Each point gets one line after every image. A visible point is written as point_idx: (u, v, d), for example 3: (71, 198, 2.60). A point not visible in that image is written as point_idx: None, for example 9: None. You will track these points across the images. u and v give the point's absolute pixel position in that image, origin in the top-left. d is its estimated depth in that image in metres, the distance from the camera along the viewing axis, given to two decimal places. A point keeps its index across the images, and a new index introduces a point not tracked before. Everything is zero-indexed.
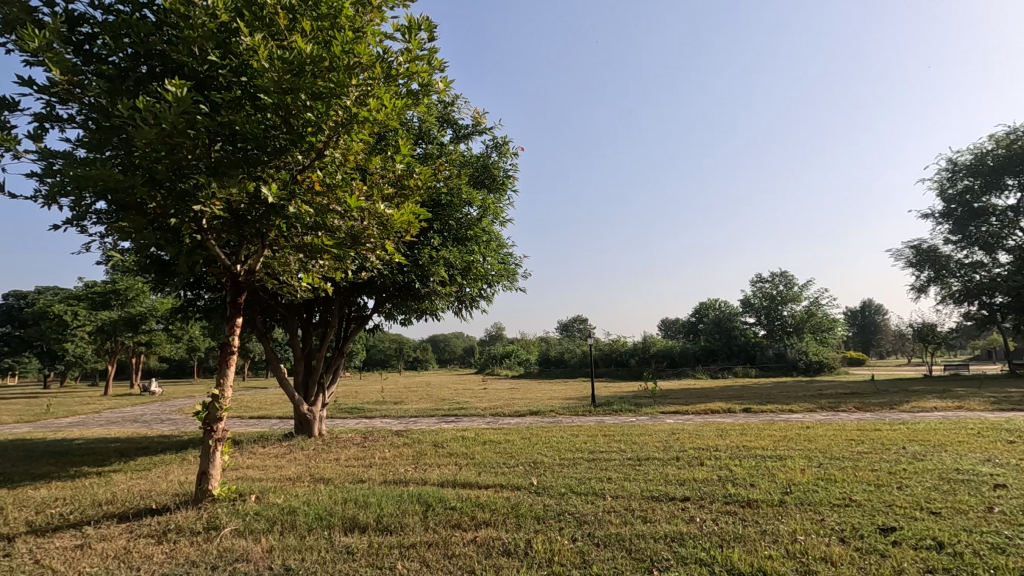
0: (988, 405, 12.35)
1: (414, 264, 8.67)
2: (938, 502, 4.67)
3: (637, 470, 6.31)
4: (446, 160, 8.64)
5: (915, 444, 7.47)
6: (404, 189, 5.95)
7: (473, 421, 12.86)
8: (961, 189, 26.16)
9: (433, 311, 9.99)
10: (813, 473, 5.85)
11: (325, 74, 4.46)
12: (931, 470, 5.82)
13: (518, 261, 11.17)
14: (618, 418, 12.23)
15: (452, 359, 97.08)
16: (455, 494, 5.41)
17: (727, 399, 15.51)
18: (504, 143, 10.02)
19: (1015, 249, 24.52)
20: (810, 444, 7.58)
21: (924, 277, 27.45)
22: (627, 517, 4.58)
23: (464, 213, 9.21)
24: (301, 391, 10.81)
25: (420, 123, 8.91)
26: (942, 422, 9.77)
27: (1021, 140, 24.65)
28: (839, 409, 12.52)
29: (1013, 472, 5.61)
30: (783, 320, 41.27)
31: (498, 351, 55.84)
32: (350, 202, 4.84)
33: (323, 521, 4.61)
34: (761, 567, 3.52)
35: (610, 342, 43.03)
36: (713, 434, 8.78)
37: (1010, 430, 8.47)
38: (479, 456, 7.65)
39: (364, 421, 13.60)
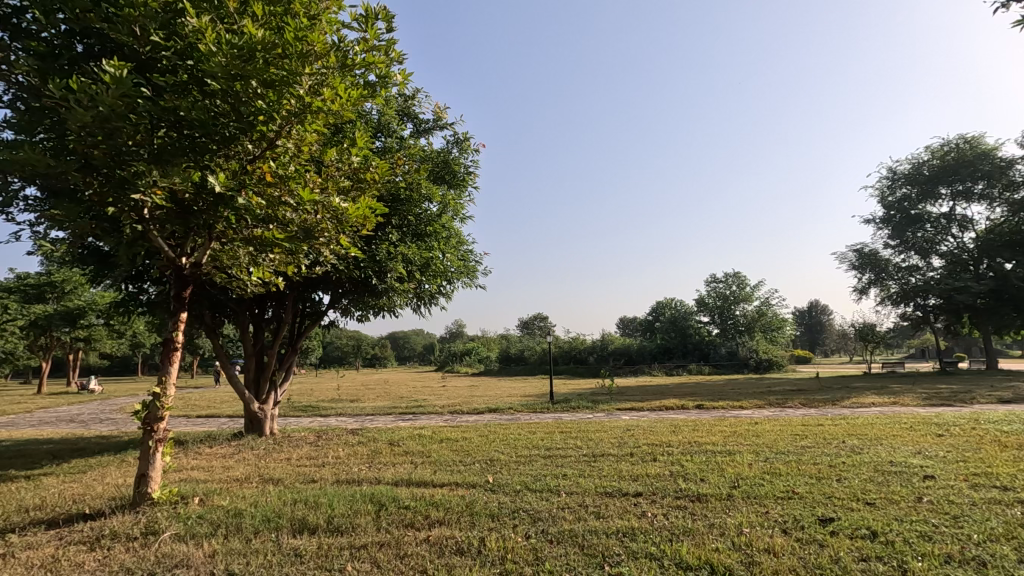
0: (920, 401, 13.08)
1: (370, 260, 8.49)
2: (873, 493, 4.92)
3: (592, 466, 6.40)
4: (405, 154, 8.51)
5: (854, 438, 7.84)
6: (361, 182, 5.84)
7: (431, 419, 12.71)
8: (900, 196, 27.59)
9: (391, 307, 9.85)
10: (760, 467, 6.08)
11: (277, 61, 4.31)
12: (868, 462, 6.13)
13: (478, 258, 11.14)
14: (575, 415, 12.37)
15: (412, 357, 96.07)
16: (410, 494, 5.33)
17: (682, 397, 15.92)
18: (466, 139, 9.94)
19: (946, 254, 26.18)
20: (758, 439, 7.88)
21: (866, 280, 28.86)
22: (581, 513, 4.63)
23: (423, 209, 9.08)
24: (251, 390, 10.46)
25: (379, 116, 8.75)
26: (878, 418, 10.29)
27: (953, 152, 26.24)
28: (786, 405, 13.02)
29: (940, 464, 5.97)
30: (736, 319, 42.63)
31: (459, 349, 55.70)
32: (303, 195, 4.72)
33: (270, 523, 4.47)
34: (707, 559, 3.62)
35: (570, 340, 43.58)
36: (667, 430, 9.00)
37: (939, 424, 9.02)
38: (435, 454, 7.57)
39: (319, 420, 13.28)
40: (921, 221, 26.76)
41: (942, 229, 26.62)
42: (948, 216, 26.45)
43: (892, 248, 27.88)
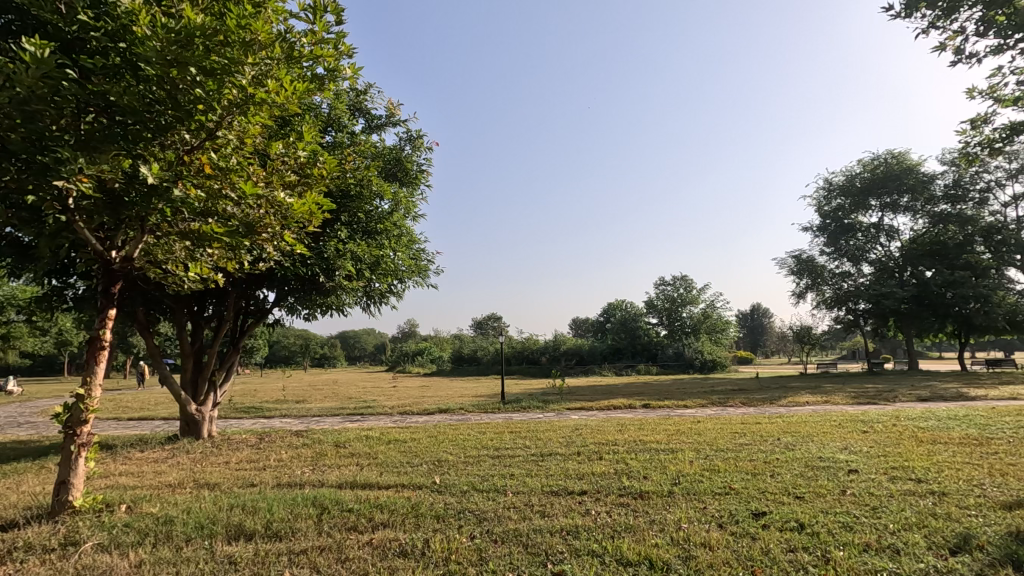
0: (849, 400, 13.92)
1: (318, 257, 8.23)
2: (803, 487, 5.19)
3: (540, 466, 6.45)
4: (355, 151, 8.34)
5: (787, 435, 8.24)
6: (307, 177, 5.68)
7: (380, 420, 12.51)
8: (835, 206, 29.19)
9: (339, 306, 9.63)
10: (700, 465, 6.28)
11: (218, 49, 4.11)
12: (799, 458, 6.47)
13: (430, 258, 11.04)
14: (525, 415, 12.42)
15: (363, 357, 94.35)
16: (353, 496, 5.23)
17: (631, 396, 16.24)
18: (419, 136, 9.83)
19: (875, 262, 27.88)
20: (699, 437, 8.15)
21: (803, 284, 30.40)
22: (526, 512, 4.67)
23: (374, 206, 8.91)
24: (188, 390, 9.98)
25: (330, 110, 8.55)
26: (812, 416, 10.83)
27: (882, 165, 28.03)
28: (727, 404, 13.54)
29: (864, 459, 6.36)
30: (683, 321, 44.00)
31: (410, 349, 55.10)
32: (245, 188, 4.56)
33: (203, 530, 4.28)
34: (647, 555, 3.72)
35: (523, 341, 43.95)
36: (613, 429, 9.18)
37: (865, 422, 9.57)
38: (382, 456, 7.45)
39: (262, 421, 12.83)
40: (853, 230, 28.40)
41: (872, 237, 28.32)
42: (877, 226, 28.16)
43: (827, 255, 29.44)
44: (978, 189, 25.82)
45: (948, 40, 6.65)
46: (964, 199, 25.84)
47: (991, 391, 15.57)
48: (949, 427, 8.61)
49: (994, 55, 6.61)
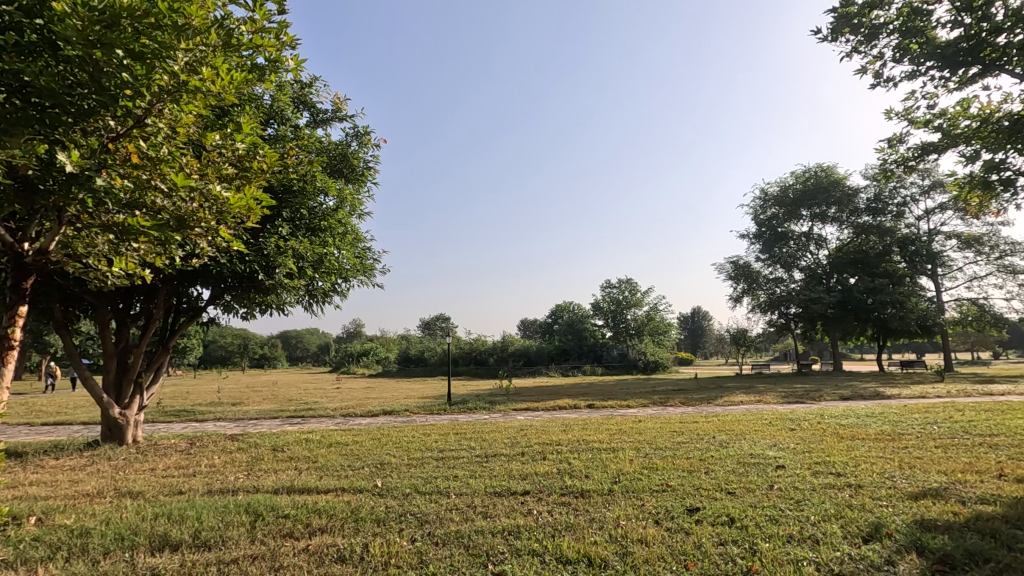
0: (780, 399, 14.68)
1: (257, 253, 7.89)
2: (734, 482, 5.44)
3: (484, 467, 6.46)
4: (298, 145, 8.08)
5: (721, 433, 8.61)
6: (246, 171, 5.46)
7: (321, 423, 12.17)
8: (769, 216, 30.74)
9: (279, 305, 9.29)
10: (639, 463, 6.46)
11: (148, 32, 3.89)
12: (732, 455, 6.76)
13: (376, 257, 10.85)
14: (471, 416, 12.40)
15: (306, 357, 91.58)
16: (290, 501, 5.06)
17: (576, 397, 16.48)
18: (366, 133, 9.65)
19: (805, 268, 29.53)
20: (640, 436, 8.38)
21: (740, 289, 31.80)
22: (469, 513, 4.66)
23: (318, 202, 8.66)
24: (111, 393, 9.34)
25: (272, 101, 8.25)
26: (745, 414, 11.33)
27: (813, 178, 29.78)
28: (667, 404, 14.02)
29: (791, 455, 6.73)
30: (627, 323, 45.15)
31: (355, 350, 53.95)
32: (176, 179, 4.32)
33: (124, 541, 4.03)
34: (586, 552, 3.79)
35: (470, 341, 43.93)
36: (557, 429, 9.32)
37: (792, 419, 10.14)
38: (322, 459, 7.25)
39: (193, 425, 12.20)
40: (786, 238, 30.00)
41: (803, 245, 30.01)
42: (807, 235, 29.88)
43: (762, 262, 30.94)
44: (896, 203, 27.89)
45: (869, 64, 7.16)
46: (884, 212, 27.84)
47: (903, 390, 16.88)
48: (866, 424, 9.24)
49: (907, 80, 7.18)
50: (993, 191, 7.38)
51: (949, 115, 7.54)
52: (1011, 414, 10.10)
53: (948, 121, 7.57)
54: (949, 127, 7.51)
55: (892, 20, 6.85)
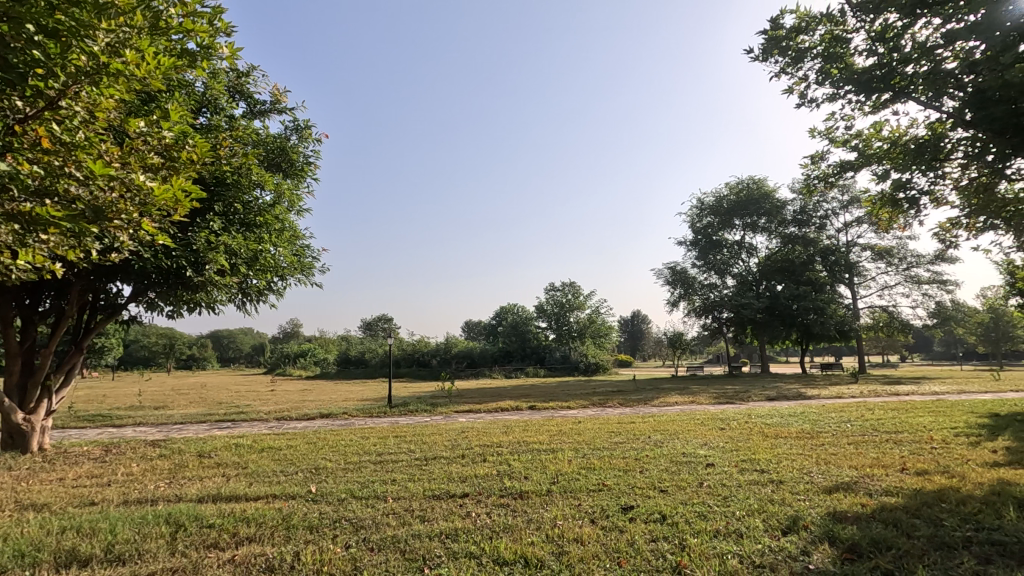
0: (711, 399, 15.36)
1: (185, 248, 7.45)
2: (667, 481, 5.64)
3: (423, 470, 6.39)
4: (233, 135, 7.71)
5: (656, 433, 8.90)
6: (173, 161, 5.16)
7: (253, 427, 11.66)
8: (705, 224, 32.15)
9: (209, 303, 8.83)
10: (577, 463, 6.58)
11: (64, 7, 3.61)
12: (666, 454, 7.01)
13: (315, 255, 10.55)
14: (411, 419, 12.22)
15: (238, 357, 87.52)
16: (215, 510, 4.81)
17: (517, 398, 16.57)
18: (306, 127, 9.35)
19: (737, 275, 31.06)
20: (580, 437, 8.53)
21: (677, 294, 33.02)
22: (406, 518, 4.59)
23: (253, 197, 8.32)
24: (14, 397, 8.58)
25: (205, 89, 7.85)
26: (679, 415, 11.77)
27: (745, 189, 31.36)
28: (607, 405, 14.35)
29: (720, 453, 7.05)
30: (570, 326, 45.90)
31: (292, 351, 52.04)
32: (93, 168, 4.01)
33: (25, 559, 3.71)
34: (522, 553, 3.82)
35: (413, 343, 43.37)
36: (499, 431, 9.33)
37: (723, 419, 10.64)
38: (253, 465, 6.94)
39: (110, 431, 11.37)
40: (720, 246, 31.44)
41: (735, 253, 31.52)
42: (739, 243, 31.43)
43: (698, 268, 32.26)
44: (819, 216, 29.78)
45: (795, 85, 7.62)
46: (809, 224, 29.66)
47: (821, 390, 18.07)
48: (789, 423, 9.80)
49: (829, 101, 7.69)
50: (900, 208, 8.03)
51: (864, 136, 8.15)
52: (912, 412, 11.03)
53: (863, 142, 8.17)
54: (864, 147, 8.10)
55: (816, 45, 7.32)
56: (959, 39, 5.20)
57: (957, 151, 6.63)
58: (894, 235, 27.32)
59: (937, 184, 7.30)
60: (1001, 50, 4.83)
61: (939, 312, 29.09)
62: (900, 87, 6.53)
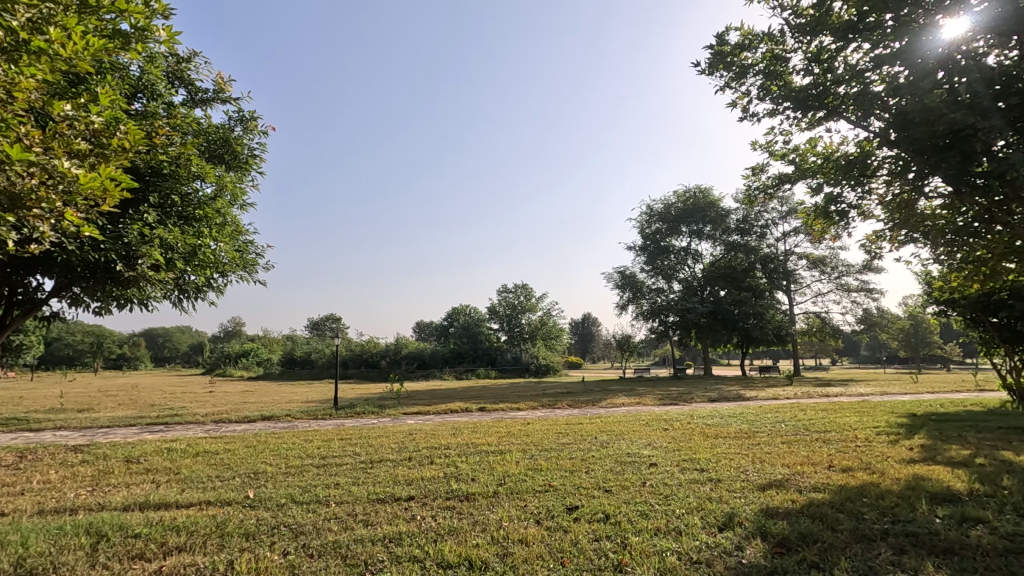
0: (656, 401, 15.78)
1: (115, 241, 6.98)
2: (612, 481, 5.76)
3: (367, 473, 6.26)
4: (171, 124, 7.34)
5: (603, 434, 9.07)
6: (103, 149, 4.84)
7: (188, 430, 11.11)
8: (653, 230, 33.07)
9: (142, 299, 8.35)
10: (525, 464, 6.63)
11: None
12: (611, 455, 7.15)
13: (259, 251, 10.19)
14: (359, 421, 11.97)
15: (175, 357, 83.29)
16: (143, 518, 4.55)
17: (467, 400, 16.52)
18: (251, 118, 9.02)
19: (683, 280, 32.06)
20: (528, 439, 8.57)
21: (626, 297, 33.75)
22: (348, 522, 4.49)
23: (192, 189, 7.95)
24: None
25: (141, 74, 7.46)
26: (625, 416, 12.04)
27: (692, 198, 32.50)
28: (555, 406, 14.48)
29: (662, 453, 7.26)
30: (521, 327, 46.17)
31: (233, 351, 49.97)
32: (12, 153, 3.72)
33: None
34: (467, 555, 3.81)
35: (363, 343, 42.61)
36: (447, 433, 9.27)
37: (666, 420, 10.97)
38: (186, 470, 6.60)
39: (26, 436, 10.55)
40: (667, 252, 32.42)
41: (682, 259, 32.55)
42: (685, 250, 32.50)
43: (646, 273, 33.12)
44: (760, 225, 31.15)
45: (737, 99, 7.95)
46: (750, 232, 30.98)
47: (758, 392, 18.90)
48: (728, 423, 10.22)
49: (769, 116, 8.05)
50: (832, 220, 8.52)
51: (801, 151, 8.61)
52: (840, 412, 11.68)
53: (800, 156, 8.62)
54: (801, 162, 8.55)
55: (757, 63, 7.68)
56: (886, 64, 5.54)
57: (882, 168, 7.09)
58: (827, 245, 28.92)
59: (865, 199, 7.78)
60: (921, 77, 5.20)
61: (866, 318, 31.01)
62: (833, 105, 6.90)
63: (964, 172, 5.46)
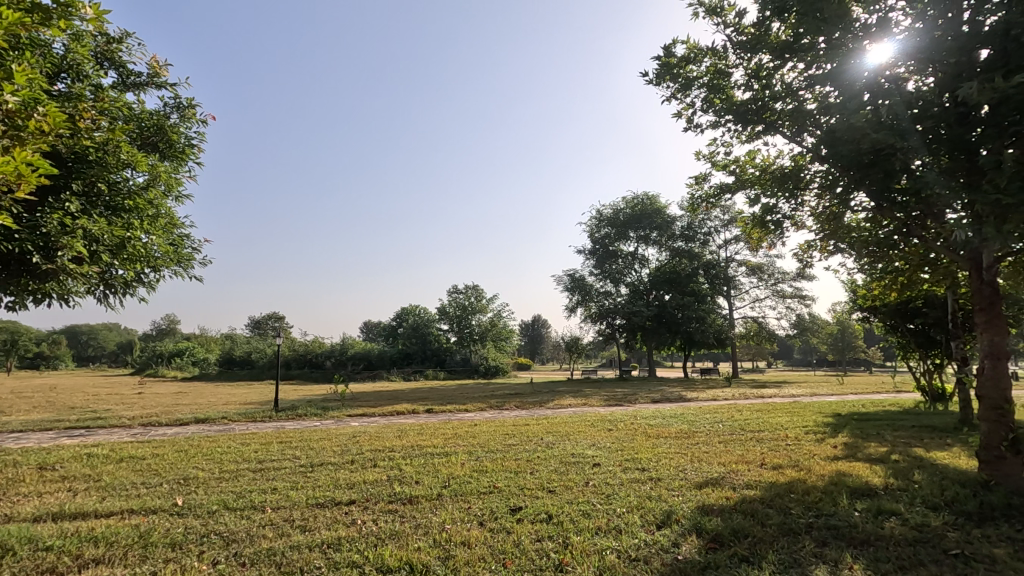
0: (602, 402, 16.08)
1: (31, 231, 6.46)
2: (555, 481, 5.82)
3: (307, 477, 6.06)
4: (99, 108, 6.89)
5: (549, 435, 9.15)
6: (20, 131, 4.45)
7: (112, 434, 10.44)
8: (602, 234, 33.74)
9: (62, 294, 7.79)
10: (471, 466, 6.60)
11: None
12: (556, 456, 7.23)
13: (195, 245, 9.72)
14: (300, 423, 11.59)
15: (101, 357, 78.11)
16: (58, 529, 4.23)
17: (415, 402, 16.31)
18: (189, 106, 8.57)
19: (630, 284, 32.84)
20: (474, 440, 8.54)
21: (575, 300, 34.25)
22: (284, 528, 4.33)
23: (121, 178, 7.48)
24: None
25: (66, 52, 6.96)
26: (571, 416, 12.20)
27: (640, 204, 33.41)
28: (503, 408, 14.49)
29: (605, 453, 7.40)
30: (471, 328, 46.05)
31: (167, 349, 47.41)
32: None
33: None
34: (408, 560, 3.74)
35: (307, 343, 41.35)
36: (393, 435, 9.12)
37: (611, 421, 11.22)
38: (108, 477, 6.20)
39: None
40: (615, 256, 33.18)
41: (629, 263, 33.37)
42: (633, 254, 33.37)
43: (595, 276, 33.74)
44: (703, 232, 32.30)
45: (682, 110, 8.22)
46: (694, 239, 32.11)
47: (699, 393, 19.60)
48: (669, 424, 10.55)
49: (711, 128, 8.36)
50: (768, 229, 8.94)
51: (741, 162, 9.00)
52: (773, 412, 12.29)
53: (740, 167, 9.00)
54: (741, 172, 8.92)
55: (702, 76, 7.96)
56: (819, 83, 5.85)
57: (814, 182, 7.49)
58: (764, 253, 30.35)
59: (798, 211, 8.21)
60: (849, 98, 5.54)
61: (799, 323, 32.72)
62: (770, 120, 7.23)
63: (885, 188, 5.85)
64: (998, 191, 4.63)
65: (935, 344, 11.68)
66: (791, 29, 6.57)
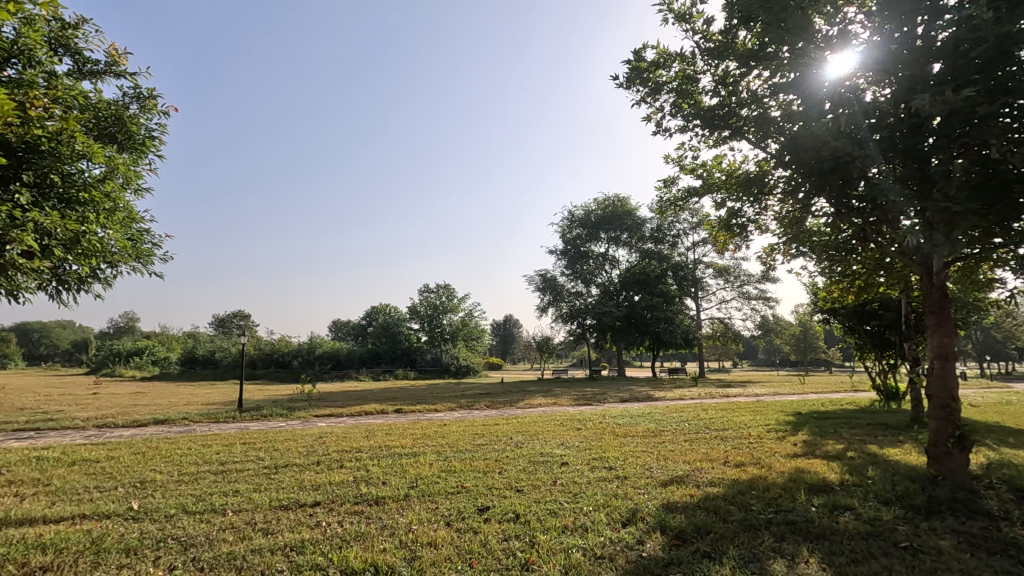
0: (571, 401, 16.19)
1: None
2: (523, 481, 5.84)
3: (271, 479, 5.93)
4: (52, 96, 6.61)
5: (518, 434, 9.18)
6: None
7: (64, 436, 10.01)
8: (574, 235, 34.00)
9: (12, 290, 7.46)
10: (439, 466, 6.57)
11: None
12: (525, 455, 7.26)
13: (155, 240, 9.43)
14: (265, 424, 11.34)
15: (54, 356, 74.79)
16: (4, 536, 4.04)
17: (384, 401, 16.13)
18: (150, 96, 8.30)
19: (601, 285, 33.16)
20: (443, 440, 8.50)
21: (546, 300, 34.38)
22: (246, 531, 4.24)
23: (76, 169, 7.20)
24: None
25: (18, 36, 6.65)
26: (541, 416, 12.26)
27: (611, 205, 33.79)
28: (473, 407, 14.48)
29: (573, 452, 7.46)
30: (442, 328, 45.81)
31: (126, 348, 45.72)
32: None
33: None
34: (373, 562, 3.70)
35: (273, 342, 40.43)
36: (360, 436, 9.00)
37: (581, 420, 11.31)
38: (58, 481, 5.94)
39: None
40: (586, 256, 33.48)
41: (599, 264, 33.70)
42: (604, 255, 33.72)
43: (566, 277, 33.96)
44: (672, 234, 32.88)
45: (652, 113, 8.34)
46: (663, 241, 32.67)
47: (667, 392, 19.94)
48: (636, 423, 10.69)
49: (679, 132, 8.51)
50: (733, 233, 9.14)
51: (708, 166, 9.18)
52: (737, 411, 12.58)
53: (707, 171, 9.18)
54: (708, 176, 9.10)
55: (671, 80, 8.09)
56: (782, 92, 6.01)
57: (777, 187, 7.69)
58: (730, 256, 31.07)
59: (762, 215, 8.42)
60: (811, 107, 5.71)
61: (763, 324, 33.58)
62: (736, 126, 7.41)
63: (843, 194, 6.07)
64: (947, 200, 4.83)
65: (890, 344, 12.13)
66: (756, 38, 6.75)
